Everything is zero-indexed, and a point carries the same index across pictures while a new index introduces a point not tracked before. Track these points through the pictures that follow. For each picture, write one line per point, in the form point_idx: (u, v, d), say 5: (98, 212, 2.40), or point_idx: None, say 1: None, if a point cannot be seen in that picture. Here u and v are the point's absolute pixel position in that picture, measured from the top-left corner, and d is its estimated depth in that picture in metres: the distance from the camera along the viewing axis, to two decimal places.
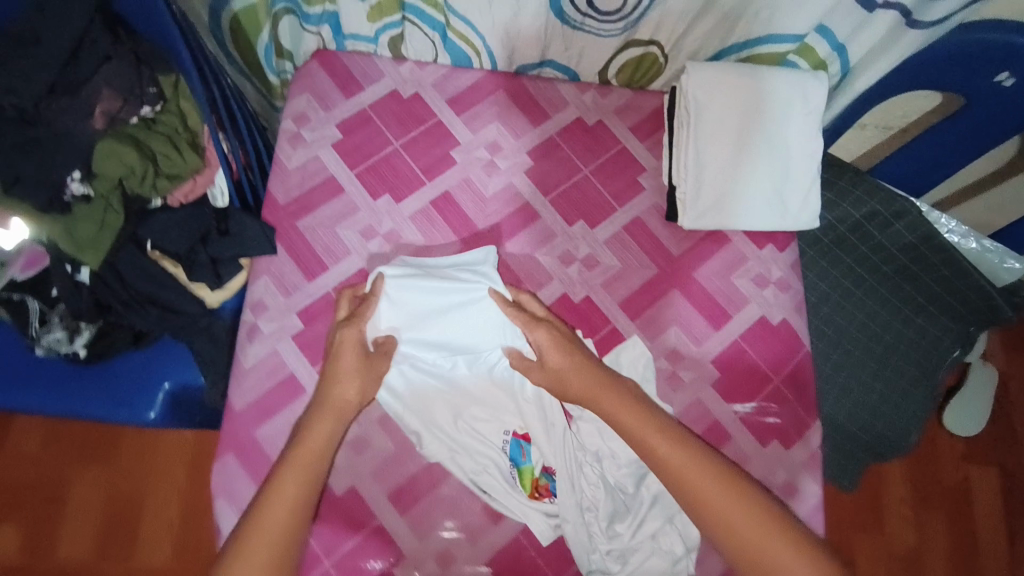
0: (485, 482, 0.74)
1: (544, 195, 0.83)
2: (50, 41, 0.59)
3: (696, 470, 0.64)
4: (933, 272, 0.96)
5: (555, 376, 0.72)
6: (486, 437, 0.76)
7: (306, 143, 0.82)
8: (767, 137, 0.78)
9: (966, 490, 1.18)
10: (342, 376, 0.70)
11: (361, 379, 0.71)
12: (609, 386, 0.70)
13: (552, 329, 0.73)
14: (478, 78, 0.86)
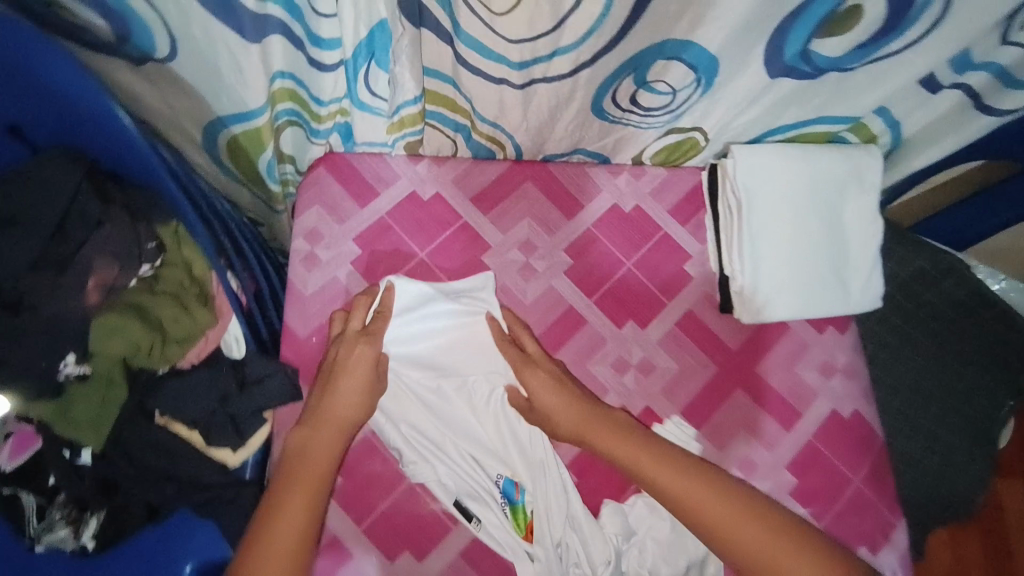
0: (466, 520, 0.69)
1: (587, 297, 0.77)
2: (37, 216, 0.55)
3: (691, 483, 0.62)
4: (984, 326, 0.91)
5: (544, 416, 0.68)
6: (479, 471, 0.70)
7: (322, 264, 0.73)
8: (828, 222, 0.74)
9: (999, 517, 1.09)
10: (345, 397, 0.65)
11: (365, 401, 0.66)
12: (600, 421, 0.67)
13: (548, 369, 0.69)
14: (503, 171, 0.79)
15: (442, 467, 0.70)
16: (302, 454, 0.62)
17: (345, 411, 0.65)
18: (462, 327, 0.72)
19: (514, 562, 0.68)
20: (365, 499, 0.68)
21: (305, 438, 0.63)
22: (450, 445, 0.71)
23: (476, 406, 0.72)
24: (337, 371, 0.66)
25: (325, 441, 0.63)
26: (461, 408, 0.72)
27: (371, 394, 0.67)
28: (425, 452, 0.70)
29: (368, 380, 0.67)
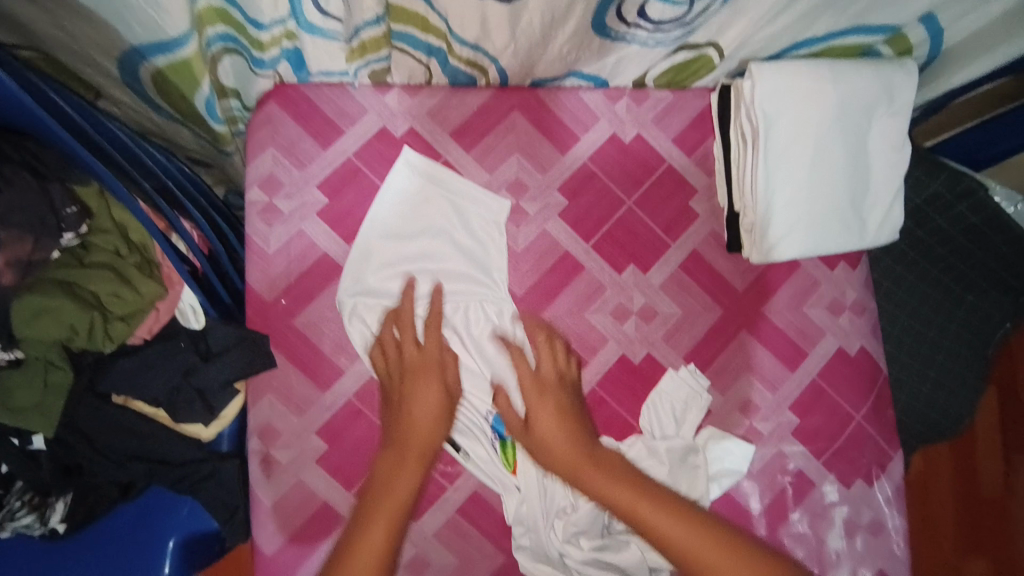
0: (453, 450, 0.65)
1: (585, 240, 0.70)
2: None
3: (708, 546, 0.52)
4: (994, 249, 0.86)
5: (539, 441, 0.61)
6: (470, 405, 0.66)
7: (284, 217, 0.64)
8: (852, 147, 0.66)
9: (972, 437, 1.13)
10: (421, 421, 0.60)
11: (442, 418, 0.61)
12: (595, 458, 0.59)
13: (552, 392, 0.63)
14: (487, 98, 0.68)
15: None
16: (385, 488, 0.56)
17: (422, 440, 0.60)
18: (452, 254, 0.67)
19: (502, 494, 0.66)
20: (353, 467, 0.64)
21: (389, 468, 0.58)
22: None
23: (467, 334, 0.67)
24: (410, 395, 0.61)
25: (408, 473, 0.57)
26: (450, 338, 0.67)
27: (447, 422, 0.62)
28: None
29: (440, 407, 0.62)
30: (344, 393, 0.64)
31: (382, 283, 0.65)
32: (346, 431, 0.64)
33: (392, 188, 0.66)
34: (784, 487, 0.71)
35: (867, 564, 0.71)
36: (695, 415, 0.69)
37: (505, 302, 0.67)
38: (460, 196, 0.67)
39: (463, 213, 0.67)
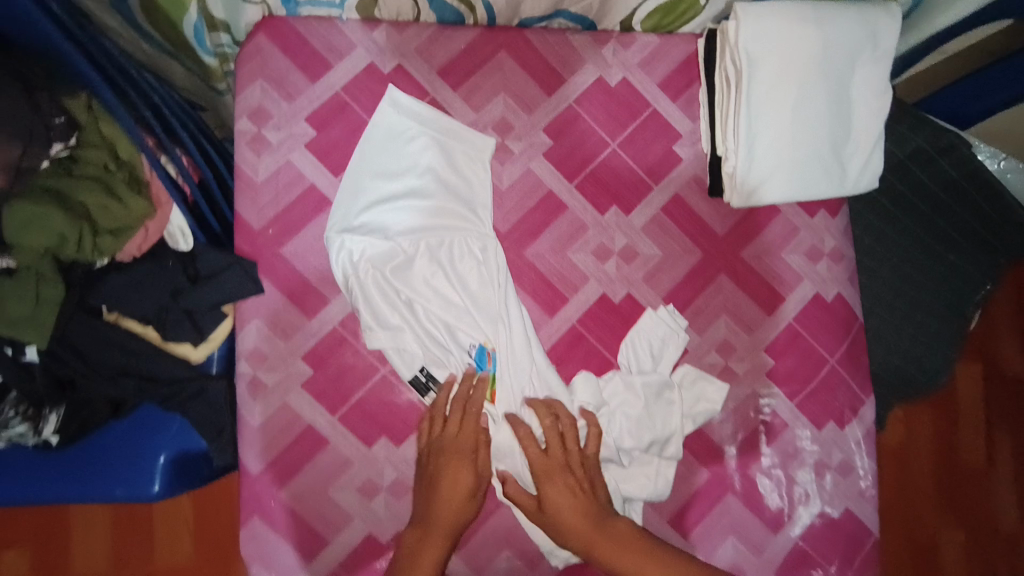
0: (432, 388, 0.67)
1: (569, 181, 0.71)
2: None
3: None
4: (970, 206, 0.90)
5: (550, 516, 0.63)
6: (451, 340, 0.67)
7: (272, 147, 0.65)
8: (835, 92, 0.67)
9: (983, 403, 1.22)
10: (447, 501, 0.62)
11: (469, 505, 0.63)
12: (606, 531, 0.62)
13: (555, 463, 0.65)
14: (474, 37, 0.69)
15: (414, 338, 0.66)
16: (410, 562, 0.60)
17: (449, 517, 0.62)
18: (436, 191, 0.68)
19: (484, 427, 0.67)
20: (338, 392, 0.66)
21: (415, 544, 0.61)
22: (422, 315, 0.67)
23: (450, 271, 0.68)
24: (443, 479, 0.63)
25: (429, 551, 0.60)
26: (433, 275, 0.68)
27: (476, 504, 0.64)
28: (397, 316, 0.66)
29: (469, 486, 0.63)
30: (328, 321, 0.66)
31: (367, 222, 0.66)
32: (331, 356, 0.66)
33: (380, 118, 0.67)
34: (756, 429, 0.72)
35: (835, 503, 0.73)
36: (675, 349, 0.71)
37: (488, 237, 0.68)
38: (444, 136, 0.68)
39: (448, 152, 0.68)
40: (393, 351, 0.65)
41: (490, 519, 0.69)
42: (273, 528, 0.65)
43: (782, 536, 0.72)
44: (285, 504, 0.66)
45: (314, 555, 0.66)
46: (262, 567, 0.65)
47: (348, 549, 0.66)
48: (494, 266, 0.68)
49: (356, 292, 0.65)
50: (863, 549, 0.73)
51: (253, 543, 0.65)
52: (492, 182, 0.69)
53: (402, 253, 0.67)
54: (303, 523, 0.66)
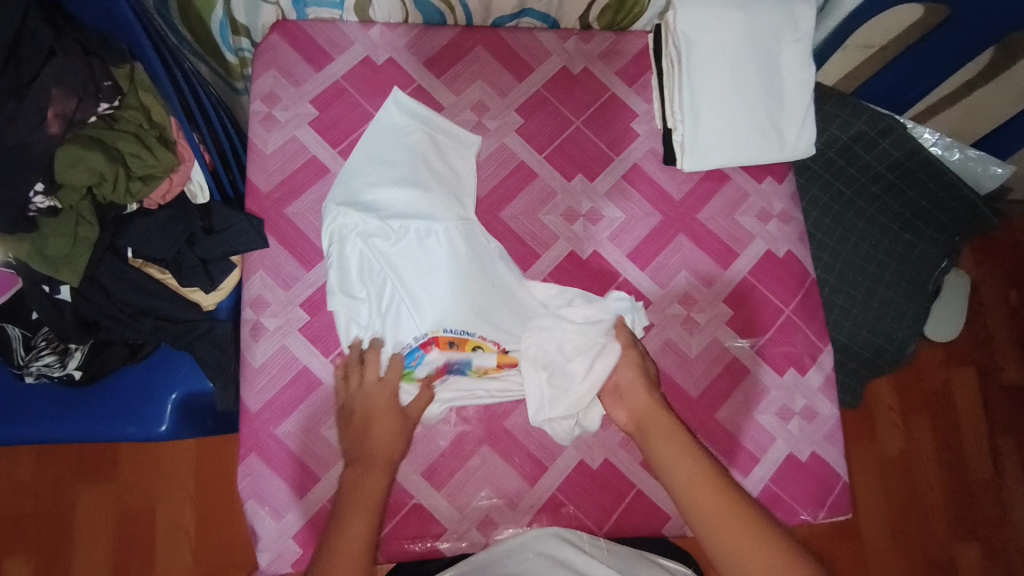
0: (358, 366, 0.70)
1: (539, 152, 0.80)
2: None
3: (712, 494, 0.60)
4: (919, 187, 0.96)
5: (611, 386, 0.72)
6: (416, 320, 0.72)
7: (281, 124, 0.76)
8: (763, 69, 0.78)
9: (946, 389, 1.36)
10: (382, 436, 0.66)
11: (402, 436, 0.67)
12: (659, 413, 0.68)
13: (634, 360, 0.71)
14: (455, 35, 0.81)
15: (381, 309, 0.72)
16: (356, 487, 0.62)
17: (386, 445, 0.65)
18: (428, 178, 0.76)
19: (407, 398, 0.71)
20: (331, 335, 0.73)
21: (356, 475, 0.63)
22: (391, 291, 0.73)
23: (427, 253, 0.73)
24: (373, 415, 0.67)
25: (375, 475, 0.62)
26: (410, 253, 0.73)
27: (409, 433, 0.68)
28: (370, 286, 0.73)
29: (399, 426, 0.67)
30: (324, 273, 0.74)
31: (359, 199, 0.75)
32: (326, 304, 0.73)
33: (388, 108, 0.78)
34: (720, 374, 0.77)
35: (801, 446, 0.76)
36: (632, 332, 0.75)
37: (470, 220, 0.75)
38: (442, 130, 0.78)
39: (438, 144, 0.78)
40: (349, 316, 0.72)
41: (471, 459, 0.72)
42: (266, 465, 0.69)
43: (751, 478, 0.75)
44: (277, 441, 0.70)
45: (303, 492, 0.69)
46: (256, 502, 0.69)
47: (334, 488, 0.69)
48: (483, 248, 0.75)
49: (333, 257, 0.72)
50: (834, 491, 0.75)
51: (248, 480, 0.69)
52: (475, 167, 0.78)
53: (385, 232, 0.73)
54: (295, 461, 0.70)
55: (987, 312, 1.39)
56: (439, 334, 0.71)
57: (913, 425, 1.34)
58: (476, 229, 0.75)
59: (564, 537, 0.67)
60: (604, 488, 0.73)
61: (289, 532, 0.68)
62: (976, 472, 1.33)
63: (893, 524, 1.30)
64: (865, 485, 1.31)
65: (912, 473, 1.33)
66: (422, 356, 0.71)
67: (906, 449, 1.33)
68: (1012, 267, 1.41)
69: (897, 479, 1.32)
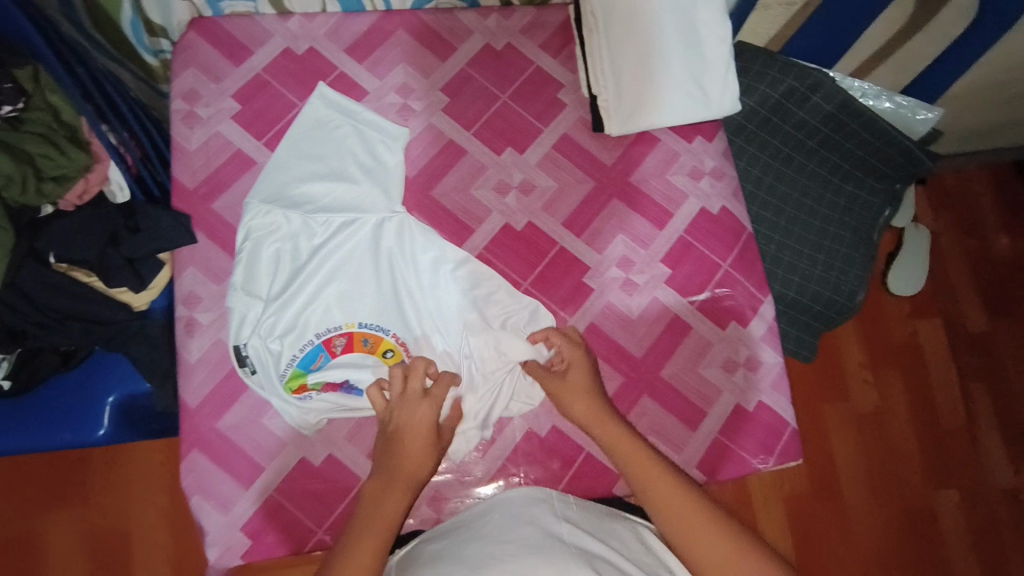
0: (241, 368, 0.70)
1: (467, 129, 0.81)
2: None
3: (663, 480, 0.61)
4: (854, 138, 0.97)
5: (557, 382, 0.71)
6: (331, 315, 0.73)
7: (203, 121, 0.76)
8: (681, 29, 0.78)
9: (915, 342, 1.37)
10: (409, 454, 0.64)
11: (429, 455, 0.64)
12: (598, 404, 0.68)
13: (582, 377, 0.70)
14: (374, 21, 0.82)
15: (294, 306, 0.72)
16: (373, 510, 0.60)
17: (410, 468, 0.63)
18: (356, 172, 0.77)
19: (279, 408, 0.70)
20: None
21: (377, 493, 0.61)
22: (308, 289, 0.73)
23: (352, 246, 0.75)
24: (402, 434, 0.65)
25: (393, 498, 0.61)
26: (336, 247, 0.75)
27: (436, 457, 0.65)
28: (292, 280, 0.73)
29: (430, 443, 0.65)
30: None
31: (287, 193, 0.75)
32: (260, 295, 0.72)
33: (316, 101, 0.78)
34: (663, 332, 0.77)
35: (748, 396, 0.77)
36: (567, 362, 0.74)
37: (399, 214, 0.76)
38: (371, 120, 0.79)
39: (366, 137, 0.78)
40: (249, 317, 0.71)
41: None
42: (210, 458, 0.68)
43: (701, 432, 0.75)
44: (220, 435, 0.69)
45: (251, 483, 0.69)
46: (201, 498, 0.68)
47: (282, 474, 0.69)
48: (416, 243, 0.76)
49: (244, 256, 0.72)
50: (782, 439, 0.76)
51: (192, 476, 0.68)
52: (405, 162, 0.78)
53: (310, 227, 0.74)
54: (238, 453, 0.69)
55: (948, 261, 1.41)
56: (353, 329, 0.73)
57: (884, 381, 1.34)
58: (400, 223, 0.76)
59: (534, 496, 0.65)
60: (552, 454, 0.74)
61: (238, 524, 0.67)
62: (950, 422, 1.34)
63: (873, 482, 1.29)
64: (839, 441, 1.30)
65: (887, 427, 1.33)
66: (328, 357, 0.72)
67: (880, 406, 1.33)
68: (969, 218, 1.43)
69: (873, 435, 1.32)
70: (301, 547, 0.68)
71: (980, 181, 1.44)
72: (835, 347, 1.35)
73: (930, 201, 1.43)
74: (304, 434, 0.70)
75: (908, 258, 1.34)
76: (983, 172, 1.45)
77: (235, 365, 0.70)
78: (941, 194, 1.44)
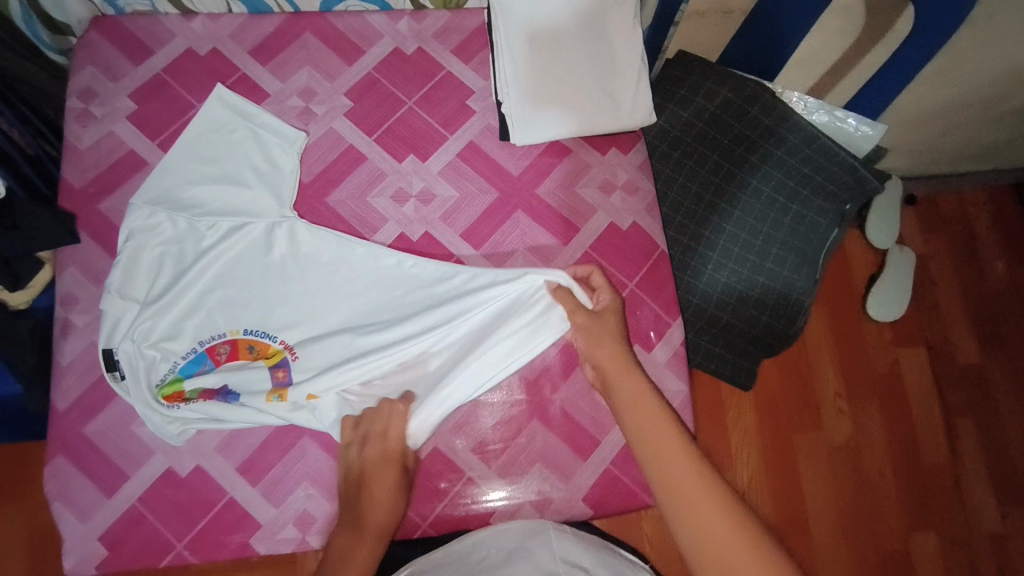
0: (111, 373, 0.68)
1: (368, 135, 0.78)
2: None
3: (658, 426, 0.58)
4: (797, 154, 0.92)
5: (587, 332, 0.68)
6: (212, 321, 0.71)
7: (97, 119, 0.75)
8: (590, 38, 0.76)
9: (896, 370, 1.20)
10: (378, 498, 0.62)
11: (398, 502, 0.63)
12: (632, 375, 0.63)
13: (622, 350, 0.65)
14: (280, 22, 0.80)
15: (172, 311, 0.70)
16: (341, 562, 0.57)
17: (378, 517, 0.61)
18: (249, 176, 0.75)
19: (146, 417, 0.67)
20: None
21: (345, 545, 0.59)
22: (193, 295, 0.71)
23: (238, 251, 0.73)
24: (369, 477, 0.63)
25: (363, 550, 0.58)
26: (224, 250, 0.72)
27: (402, 505, 0.64)
28: (175, 283, 0.71)
29: (400, 483, 0.64)
30: None
31: (176, 197, 0.73)
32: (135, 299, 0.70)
33: (212, 101, 0.76)
34: (558, 354, 0.74)
35: None
36: (538, 339, 0.70)
37: (289, 219, 0.73)
38: (271, 122, 0.76)
39: (261, 140, 0.76)
40: (123, 322, 0.69)
41: (290, 453, 0.69)
42: (74, 464, 0.66)
43: (591, 462, 0.71)
44: (86, 441, 0.67)
45: (113, 491, 0.66)
46: (61, 505, 0.65)
47: (145, 485, 0.67)
48: (310, 248, 0.74)
49: (124, 257, 0.70)
50: None
51: (52, 483, 0.66)
52: (299, 167, 0.76)
53: (195, 231, 0.72)
54: (104, 461, 0.67)
55: (938, 285, 1.26)
56: (239, 336, 0.71)
57: (861, 411, 1.17)
58: (292, 228, 0.74)
59: (530, 527, 0.65)
60: (433, 475, 0.70)
61: (95, 534, 0.65)
62: (933, 461, 1.17)
63: (843, 521, 1.12)
64: (811, 475, 1.13)
65: (862, 463, 1.16)
66: (213, 365, 0.70)
67: (857, 438, 1.16)
68: (961, 240, 1.29)
69: (847, 471, 1.15)
70: (156, 563, 0.65)
71: (975, 202, 1.31)
72: (809, 365, 1.18)
73: (919, 221, 1.29)
74: (172, 444, 0.68)
75: (890, 279, 1.21)
76: (981, 193, 1.32)
77: (103, 370, 0.68)
78: (933, 213, 1.30)
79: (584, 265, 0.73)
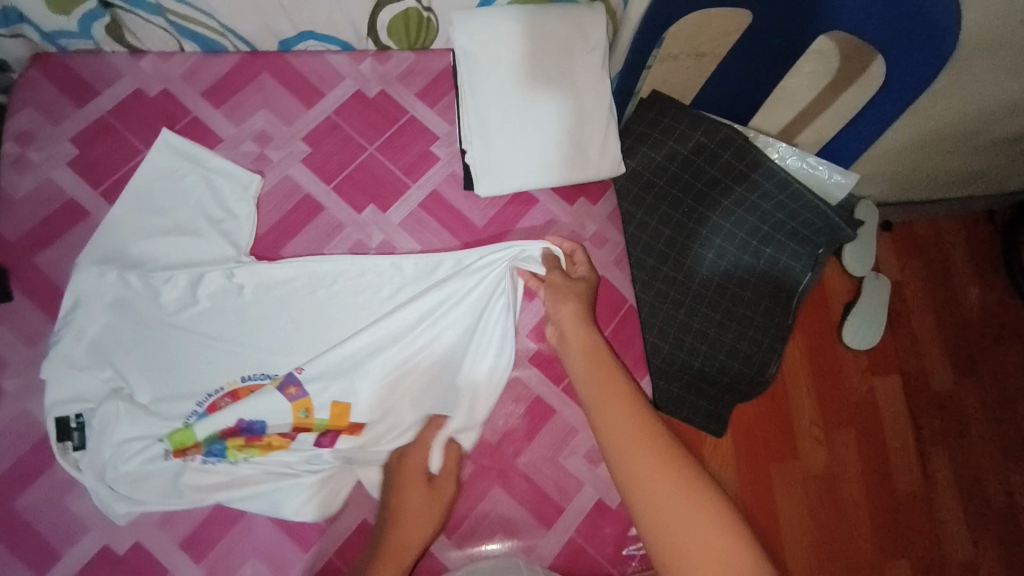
0: (64, 444, 0.64)
1: (326, 184, 0.75)
2: None
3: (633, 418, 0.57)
4: (772, 200, 0.88)
5: (556, 291, 0.69)
6: (162, 383, 0.67)
7: (34, 166, 0.71)
8: (558, 87, 0.73)
9: (871, 398, 1.12)
10: (412, 513, 0.62)
11: (430, 518, 0.62)
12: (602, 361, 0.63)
13: (584, 313, 0.67)
14: (236, 62, 0.77)
15: (123, 373, 0.66)
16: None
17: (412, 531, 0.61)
18: (202, 227, 0.71)
19: (99, 492, 0.63)
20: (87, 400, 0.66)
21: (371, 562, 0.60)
22: (149, 357, 0.67)
23: (191, 305, 0.69)
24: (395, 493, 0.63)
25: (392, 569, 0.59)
26: (185, 304, 0.69)
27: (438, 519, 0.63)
28: (128, 344, 0.67)
29: (429, 497, 0.63)
30: None
31: (123, 252, 0.69)
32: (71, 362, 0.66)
33: (161, 148, 0.72)
34: (523, 415, 0.71)
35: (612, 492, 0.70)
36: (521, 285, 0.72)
37: (246, 262, 0.70)
38: (223, 169, 0.73)
39: (213, 188, 0.72)
40: (74, 388, 0.65)
41: (236, 526, 0.65)
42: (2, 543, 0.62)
43: (555, 531, 0.68)
44: (14, 517, 0.63)
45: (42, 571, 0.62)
46: None
47: (80, 565, 0.63)
48: (275, 296, 0.70)
49: (71, 322, 0.66)
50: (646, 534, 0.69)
51: None
52: (254, 217, 0.72)
53: (148, 288, 0.68)
54: (35, 538, 0.63)
55: (912, 315, 1.24)
56: (238, 386, 0.68)
57: (837, 438, 1.08)
58: (252, 278, 0.70)
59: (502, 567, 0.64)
60: None
61: None
62: (908, 488, 1.08)
63: (820, 554, 1.00)
64: (787, 502, 1.00)
65: (838, 495, 1.05)
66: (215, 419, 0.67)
67: (834, 465, 1.06)
68: (936, 269, 1.28)
69: (824, 501, 1.03)
70: None
71: (951, 231, 1.31)
72: (784, 394, 1.08)
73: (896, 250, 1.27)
74: (121, 520, 0.64)
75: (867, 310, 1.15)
76: (957, 222, 1.31)
77: (53, 441, 0.64)
78: (910, 239, 1.28)
79: (571, 242, 0.74)
